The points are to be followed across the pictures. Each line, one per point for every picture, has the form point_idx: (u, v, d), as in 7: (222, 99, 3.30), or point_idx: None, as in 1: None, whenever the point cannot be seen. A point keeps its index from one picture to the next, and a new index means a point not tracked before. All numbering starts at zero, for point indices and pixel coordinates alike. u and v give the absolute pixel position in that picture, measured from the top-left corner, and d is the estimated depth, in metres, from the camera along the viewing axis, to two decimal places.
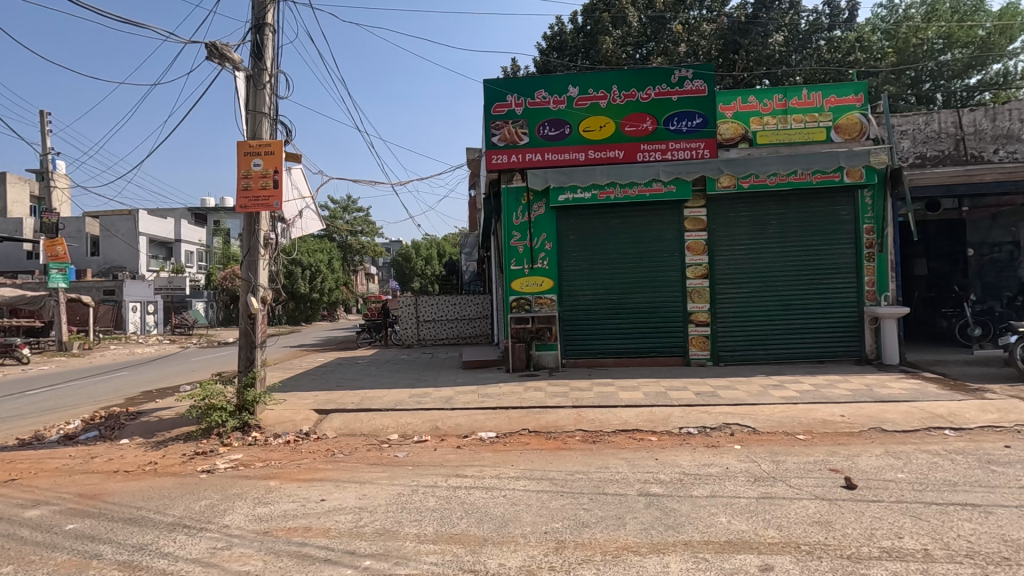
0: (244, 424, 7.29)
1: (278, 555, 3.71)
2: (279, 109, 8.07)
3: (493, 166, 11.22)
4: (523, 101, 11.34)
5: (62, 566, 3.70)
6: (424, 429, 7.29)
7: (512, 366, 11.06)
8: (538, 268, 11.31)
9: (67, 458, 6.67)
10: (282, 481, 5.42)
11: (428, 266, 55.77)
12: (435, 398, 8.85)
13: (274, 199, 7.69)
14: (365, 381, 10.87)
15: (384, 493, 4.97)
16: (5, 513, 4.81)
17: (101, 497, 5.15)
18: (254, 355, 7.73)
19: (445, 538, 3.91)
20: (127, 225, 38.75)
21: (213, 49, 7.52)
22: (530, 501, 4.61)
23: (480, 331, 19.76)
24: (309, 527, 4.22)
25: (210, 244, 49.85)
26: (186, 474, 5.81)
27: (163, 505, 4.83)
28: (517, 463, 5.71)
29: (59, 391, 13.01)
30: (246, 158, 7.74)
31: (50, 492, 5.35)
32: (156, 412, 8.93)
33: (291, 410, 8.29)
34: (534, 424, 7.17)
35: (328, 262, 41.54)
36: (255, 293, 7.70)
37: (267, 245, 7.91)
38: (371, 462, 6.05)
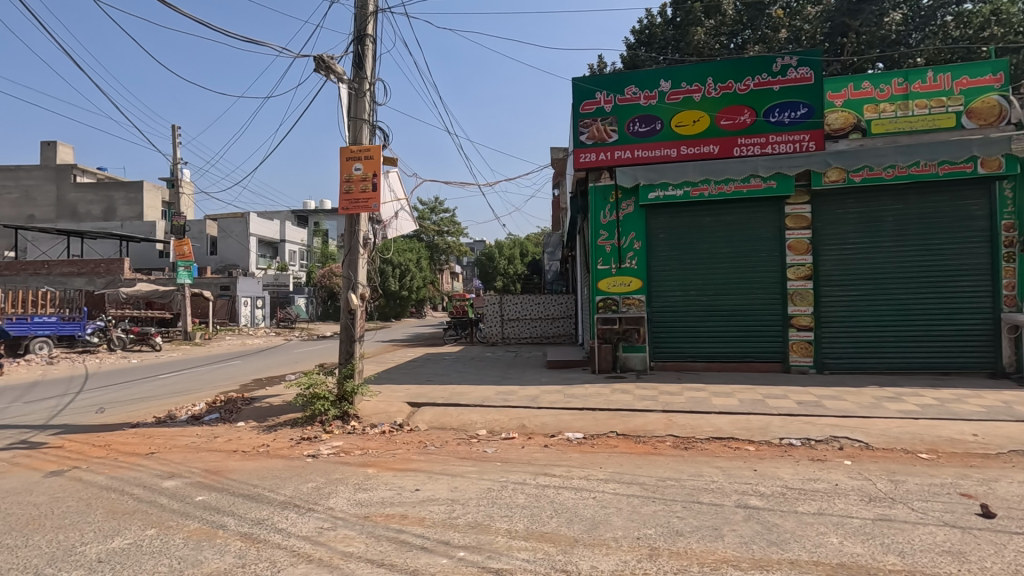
0: (344, 414, 7.77)
1: (379, 539, 3.91)
2: (378, 115, 8.50)
3: (580, 165, 11.18)
4: (612, 98, 11.17)
5: (194, 533, 4.12)
6: (511, 427, 7.39)
7: (598, 367, 10.79)
8: (626, 268, 11.09)
9: (194, 437, 7.43)
10: (379, 469, 5.71)
11: (511, 266, 56.35)
12: (520, 396, 8.94)
13: (372, 200, 8.13)
14: (453, 376, 11.20)
15: (474, 487, 5.08)
16: (148, 482, 5.46)
17: (224, 473, 5.69)
18: (353, 348, 8.17)
19: (535, 535, 3.93)
20: (241, 227, 42.53)
21: (320, 62, 8.06)
22: (621, 505, 4.52)
23: (563, 331, 19.75)
24: (406, 515, 4.41)
25: (311, 244, 53.61)
26: (294, 457, 6.28)
27: (276, 485, 5.26)
28: (605, 465, 5.63)
29: (186, 376, 14.55)
30: (348, 163, 8.23)
31: (182, 466, 6.00)
32: (266, 398, 9.75)
33: (385, 402, 8.72)
34: (622, 427, 7.04)
35: (417, 261, 43.30)
36: (355, 290, 8.18)
37: (366, 245, 8.37)
38: (460, 456, 6.22)
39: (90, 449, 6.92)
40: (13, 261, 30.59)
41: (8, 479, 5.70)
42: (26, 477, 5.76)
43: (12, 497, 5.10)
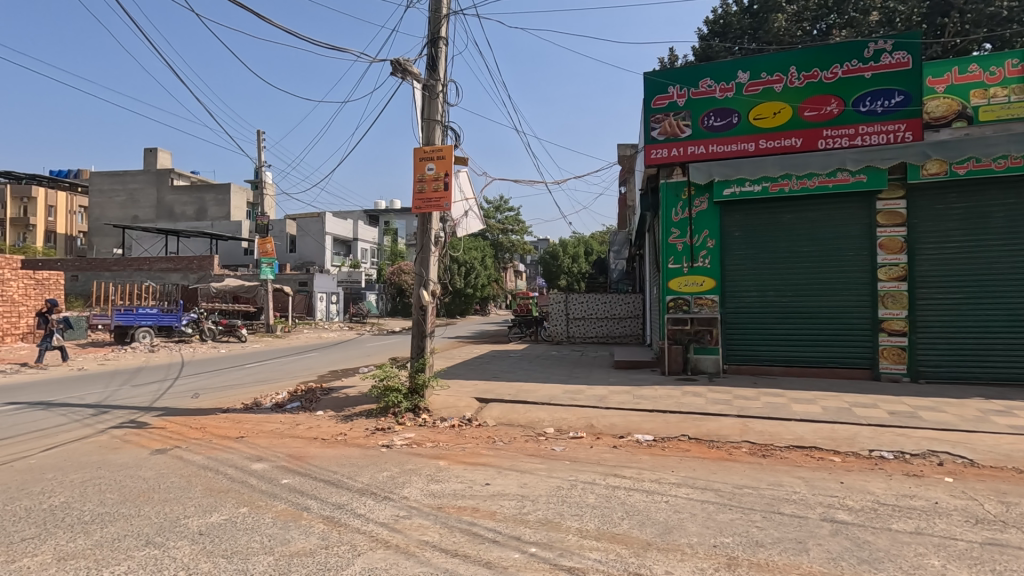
0: (416, 407, 8.02)
1: (452, 530, 4.00)
2: (450, 116, 8.68)
3: (651, 161, 10.96)
4: (686, 91, 10.84)
5: (282, 513, 4.39)
6: (579, 426, 7.35)
7: (668, 369, 10.50)
8: (698, 267, 10.74)
9: (279, 423, 7.90)
10: (450, 462, 5.84)
11: (575, 264, 55.94)
12: (588, 395, 8.86)
13: (444, 200, 8.32)
14: (519, 374, 11.27)
15: (544, 484, 5.09)
16: (239, 463, 5.86)
17: (306, 459, 6.02)
18: (424, 343, 8.41)
19: (607, 536, 3.90)
20: (317, 226, 44.73)
21: (397, 65, 8.34)
22: (696, 510, 4.38)
23: (630, 332, 19.43)
24: (477, 508, 4.49)
25: (381, 243, 55.62)
26: (370, 446, 6.55)
27: (354, 472, 5.50)
28: (677, 469, 5.48)
29: (268, 366, 15.49)
30: (421, 163, 8.47)
31: (268, 450, 6.40)
32: (342, 389, 10.22)
33: (454, 396, 8.92)
34: (694, 431, 6.83)
35: (481, 259, 43.97)
36: (426, 286, 8.40)
37: (438, 242, 8.58)
38: (529, 453, 6.25)
39: (188, 430, 7.51)
40: (121, 257, 33.67)
41: (121, 455, 6.29)
42: (135, 453, 6.34)
43: (125, 471, 5.63)
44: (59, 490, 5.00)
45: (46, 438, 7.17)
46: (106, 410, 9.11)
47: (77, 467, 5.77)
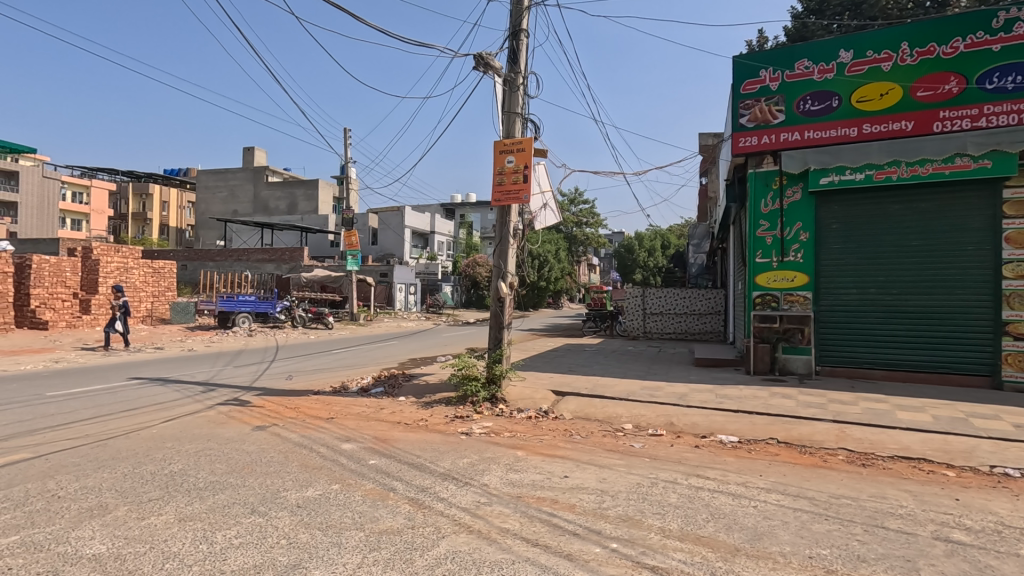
0: (493, 396, 8.16)
1: (532, 520, 4.03)
2: (530, 108, 8.70)
3: (739, 150, 10.46)
4: (780, 74, 10.22)
5: (370, 492, 4.62)
6: (659, 423, 7.18)
7: (754, 369, 9.98)
8: (789, 261, 10.13)
9: (365, 406, 8.31)
10: (528, 452, 5.89)
11: (651, 258, 54.54)
12: (668, 393, 8.63)
13: (523, 192, 8.34)
14: (595, 368, 11.16)
15: (623, 480, 5.01)
16: (331, 443, 6.22)
17: (391, 442, 6.29)
18: (502, 334, 8.52)
19: (691, 537, 3.78)
20: (397, 219, 46.43)
21: (479, 59, 8.45)
22: (788, 518, 4.15)
23: (711, 328, 18.71)
24: (556, 499, 4.50)
25: (457, 236, 56.91)
26: (450, 433, 6.74)
27: (436, 457, 5.68)
28: (766, 474, 5.21)
29: (353, 352, 16.37)
30: (501, 156, 8.56)
31: (356, 432, 6.75)
32: (422, 376, 10.59)
33: (530, 388, 8.99)
34: (784, 434, 6.47)
35: (555, 253, 44.02)
36: (504, 278, 8.49)
37: (517, 235, 8.64)
38: (607, 448, 6.18)
39: (284, 410, 8.08)
40: (223, 249, 36.64)
41: (228, 429, 6.86)
42: (240, 428, 6.89)
43: (232, 444, 6.14)
44: (178, 458, 5.54)
45: (166, 410, 7.97)
46: (214, 388, 9.99)
47: (192, 438, 6.36)
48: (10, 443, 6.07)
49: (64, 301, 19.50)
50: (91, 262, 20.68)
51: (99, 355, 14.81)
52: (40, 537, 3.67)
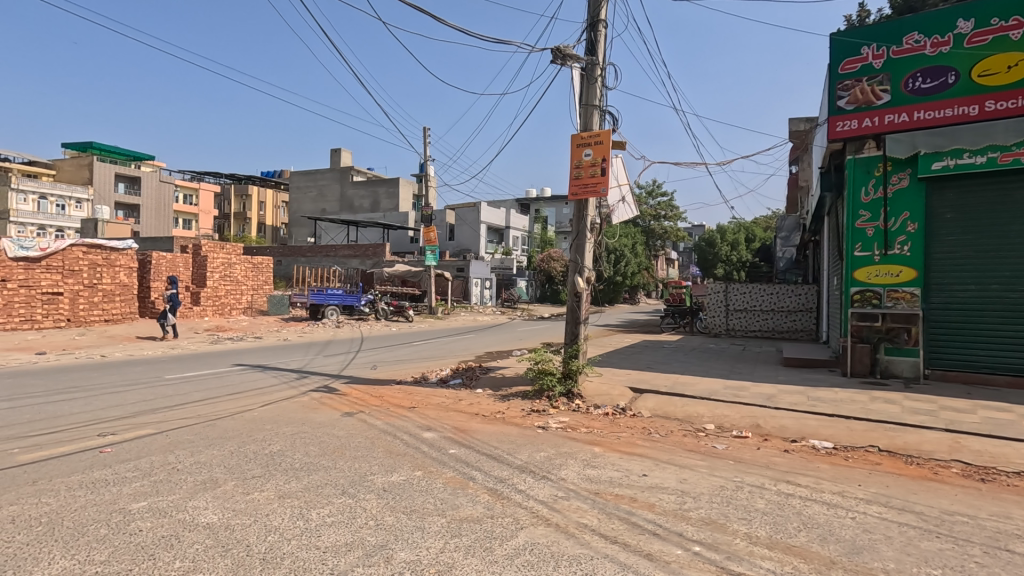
0: (569, 391, 8.14)
1: (610, 517, 3.99)
2: (608, 100, 8.55)
3: (836, 135, 9.73)
4: (884, 51, 9.38)
5: (451, 480, 4.76)
6: (744, 425, 6.86)
7: (852, 370, 9.34)
8: (894, 255, 9.30)
9: (444, 397, 8.58)
10: (605, 449, 5.83)
11: (734, 252, 52.04)
12: (754, 393, 8.23)
13: (601, 185, 8.23)
14: (675, 366, 10.83)
15: (706, 482, 4.84)
16: (413, 431, 6.47)
17: (469, 432, 6.45)
18: (578, 330, 8.47)
19: (781, 546, 3.59)
20: (473, 215, 47.29)
21: (557, 52, 8.41)
22: (892, 533, 3.83)
23: (801, 327, 17.63)
24: (635, 498, 4.42)
25: (532, 230, 57.12)
26: (527, 426, 6.81)
27: (513, 449, 5.76)
28: (866, 484, 4.83)
29: (432, 344, 16.93)
30: (579, 149, 8.48)
31: (437, 421, 6.98)
32: (499, 369, 10.77)
33: (607, 384, 8.88)
34: (887, 443, 5.97)
35: (632, 247, 43.16)
36: (581, 273, 8.43)
37: (594, 229, 8.53)
38: (688, 448, 5.99)
39: (370, 398, 8.50)
40: (313, 245, 39.00)
41: (319, 414, 7.32)
42: (330, 414, 7.33)
43: (323, 428, 6.54)
44: (277, 439, 6.00)
45: (265, 395, 8.63)
46: (307, 375, 10.70)
47: (288, 422, 6.85)
48: (137, 419, 6.83)
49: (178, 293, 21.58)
50: (201, 258, 22.74)
51: (208, 343, 16.26)
52: (164, 504, 4.10)
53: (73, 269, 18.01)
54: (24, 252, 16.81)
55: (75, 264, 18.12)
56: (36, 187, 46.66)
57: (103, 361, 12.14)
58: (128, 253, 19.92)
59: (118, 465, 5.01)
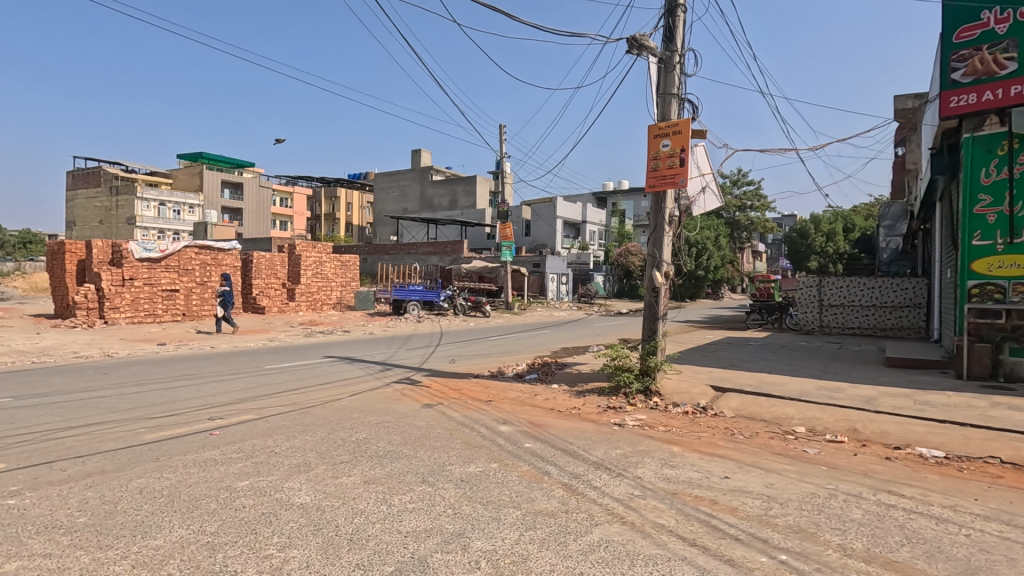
0: (647, 389, 7.95)
1: (689, 519, 3.88)
2: (687, 87, 8.24)
3: (947, 112, 8.78)
4: (1010, 14, 8.32)
5: (526, 474, 4.82)
6: (839, 429, 6.40)
7: (968, 373, 8.39)
8: (1021, 243, 8.32)
9: (520, 392, 8.68)
10: (684, 449, 5.65)
11: (830, 243, 48.46)
12: (851, 395, 7.64)
13: (680, 176, 7.94)
14: (762, 364, 10.28)
15: (795, 488, 4.57)
16: (490, 424, 6.61)
17: (545, 427, 6.49)
18: (656, 326, 8.26)
19: (880, 561, 3.33)
20: (549, 211, 47.34)
21: (632, 42, 8.21)
22: (1015, 555, 3.43)
23: (909, 324, 16.18)
24: (716, 500, 4.26)
25: (609, 224, 56.24)
26: (602, 423, 6.75)
27: (588, 445, 5.73)
28: (983, 499, 4.36)
29: (509, 339, 17.15)
30: (656, 140, 8.23)
31: (513, 415, 7.08)
32: (575, 365, 10.72)
33: (688, 382, 8.59)
34: (1010, 454, 5.34)
35: (715, 239, 41.38)
36: (659, 268, 8.20)
37: (672, 222, 8.28)
38: (774, 451, 5.68)
39: (448, 390, 8.78)
40: (396, 243, 40.69)
41: (402, 405, 7.64)
42: (412, 405, 7.65)
43: (405, 419, 6.83)
44: (363, 427, 6.34)
45: (352, 385, 9.15)
46: (390, 367, 11.22)
47: (373, 411, 7.22)
48: (241, 405, 7.47)
49: (276, 290, 23.32)
50: (295, 257, 24.40)
51: (302, 336, 17.46)
52: (264, 484, 4.47)
53: (187, 268, 19.95)
54: (147, 254, 18.87)
55: (189, 263, 20.11)
56: (156, 195, 52.16)
57: (213, 352, 13.39)
58: (232, 253, 21.84)
59: (225, 446, 5.51)
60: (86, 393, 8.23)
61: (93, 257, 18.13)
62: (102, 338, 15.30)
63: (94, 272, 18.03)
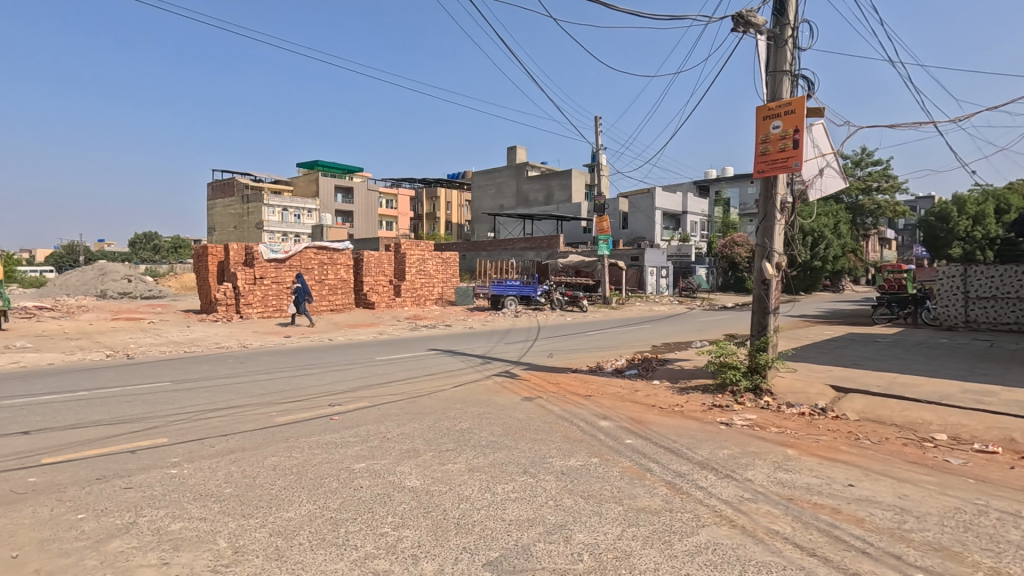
0: (756, 387, 7.51)
1: (808, 526, 3.62)
2: (801, 63, 7.63)
3: None
4: None
5: (627, 469, 4.76)
6: (989, 438, 5.63)
7: None
8: None
9: (620, 387, 8.55)
10: (801, 452, 5.27)
11: (977, 226, 42.56)
12: (1006, 400, 6.68)
13: (793, 159, 7.35)
14: (892, 363, 9.29)
15: (935, 501, 4.09)
16: (589, 419, 6.59)
17: (646, 424, 6.35)
18: (767, 320, 7.75)
19: None
20: (647, 202, 45.92)
21: (738, 19, 7.75)
22: None
23: None
24: (839, 509, 3.94)
25: (712, 214, 53.54)
26: (708, 421, 6.46)
27: (693, 444, 5.53)
28: None
29: (607, 334, 16.91)
30: (766, 122, 7.69)
31: (613, 410, 7.00)
32: (678, 362, 10.34)
33: (804, 382, 7.98)
34: None
35: (834, 227, 37.94)
36: (770, 258, 7.68)
37: (784, 209, 7.74)
38: (908, 459, 5.13)
39: (547, 384, 8.86)
40: (493, 239, 41.61)
41: (502, 397, 7.84)
42: (512, 398, 7.81)
43: (506, 410, 7.01)
44: (466, 418, 6.59)
45: (455, 377, 9.54)
46: (490, 360, 11.53)
47: (475, 402, 7.49)
48: (356, 393, 8.06)
49: (385, 286, 24.77)
50: (401, 255, 25.73)
51: (408, 329, 18.45)
52: (379, 467, 4.80)
53: (307, 267, 21.81)
54: (274, 255, 20.88)
55: (309, 263, 21.96)
56: (280, 201, 57.44)
57: (330, 344, 14.55)
58: (346, 253, 23.55)
59: (344, 431, 5.98)
60: (227, 379, 9.31)
61: (231, 258, 20.38)
62: (239, 330, 17.18)
63: (231, 272, 20.28)
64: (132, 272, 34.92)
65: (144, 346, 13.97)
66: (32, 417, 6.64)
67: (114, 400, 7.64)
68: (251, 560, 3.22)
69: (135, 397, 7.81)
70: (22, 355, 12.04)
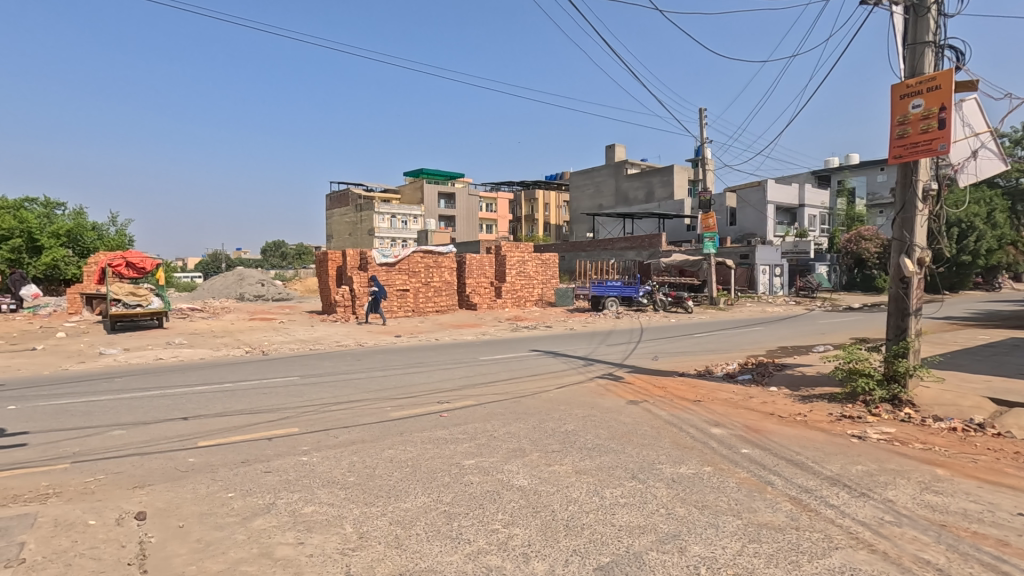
0: (894, 398, 6.73)
1: (966, 558, 3.17)
2: (947, 32, 6.73)
3: None
4: None
5: (745, 481, 4.47)
6: None
7: None
8: None
9: (733, 393, 8.07)
10: (954, 473, 4.63)
11: None
12: None
13: (938, 140, 6.50)
14: None
15: None
16: (700, 425, 6.28)
17: (764, 433, 5.93)
18: (906, 323, 6.93)
19: None
20: (758, 195, 43.06)
21: None
22: None
23: None
24: (1007, 541, 3.40)
25: (834, 206, 48.95)
26: (837, 433, 5.89)
27: (820, 458, 5.06)
28: None
29: (715, 336, 16.09)
30: (904, 102, 6.90)
31: (726, 418, 6.61)
32: (798, 367, 9.55)
33: (954, 393, 7.02)
34: None
35: (987, 216, 33.11)
36: (909, 254, 6.85)
37: (927, 197, 6.86)
38: None
39: (653, 388, 8.58)
40: (593, 240, 41.19)
41: (606, 400, 7.71)
42: (616, 401, 7.65)
43: (610, 413, 6.88)
44: (570, 420, 6.56)
45: (558, 378, 9.55)
46: (592, 362, 11.41)
47: (578, 404, 7.45)
48: (462, 391, 8.35)
49: (486, 288, 25.43)
50: (501, 257, 26.25)
51: (510, 330, 18.78)
52: (487, 465, 4.92)
53: (415, 270, 22.94)
54: (385, 259, 22.25)
55: (416, 266, 23.09)
56: (390, 209, 61.08)
57: (436, 344, 15.21)
58: (449, 256, 24.52)
59: (453, 427, 6.21)
60: (347, 375, 10.05)
61: (348, 263, 22.00)
62: (355, 330, 18.50)
63: (348, 276, 21.88)
64: (265, 276, 38.85)
65: (276, 344, 15.48)
66: (189, 404, 7.61)
67: (253, 392, 8.54)
68: (374, 546, 3.43)
69: (271, 389, 8.68)
70: (181, 350, 13.81)
